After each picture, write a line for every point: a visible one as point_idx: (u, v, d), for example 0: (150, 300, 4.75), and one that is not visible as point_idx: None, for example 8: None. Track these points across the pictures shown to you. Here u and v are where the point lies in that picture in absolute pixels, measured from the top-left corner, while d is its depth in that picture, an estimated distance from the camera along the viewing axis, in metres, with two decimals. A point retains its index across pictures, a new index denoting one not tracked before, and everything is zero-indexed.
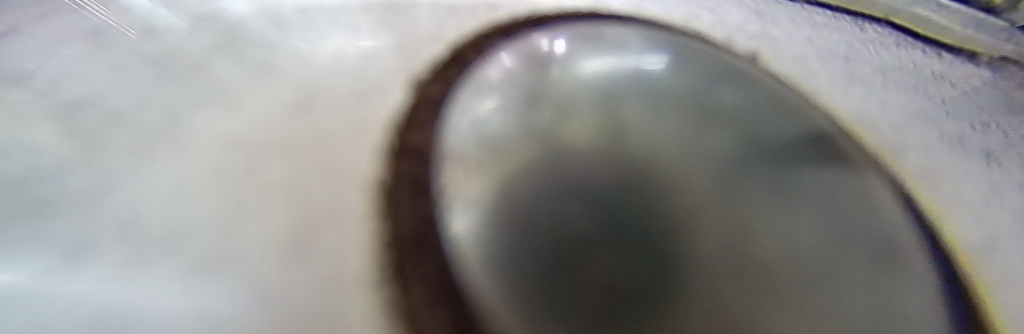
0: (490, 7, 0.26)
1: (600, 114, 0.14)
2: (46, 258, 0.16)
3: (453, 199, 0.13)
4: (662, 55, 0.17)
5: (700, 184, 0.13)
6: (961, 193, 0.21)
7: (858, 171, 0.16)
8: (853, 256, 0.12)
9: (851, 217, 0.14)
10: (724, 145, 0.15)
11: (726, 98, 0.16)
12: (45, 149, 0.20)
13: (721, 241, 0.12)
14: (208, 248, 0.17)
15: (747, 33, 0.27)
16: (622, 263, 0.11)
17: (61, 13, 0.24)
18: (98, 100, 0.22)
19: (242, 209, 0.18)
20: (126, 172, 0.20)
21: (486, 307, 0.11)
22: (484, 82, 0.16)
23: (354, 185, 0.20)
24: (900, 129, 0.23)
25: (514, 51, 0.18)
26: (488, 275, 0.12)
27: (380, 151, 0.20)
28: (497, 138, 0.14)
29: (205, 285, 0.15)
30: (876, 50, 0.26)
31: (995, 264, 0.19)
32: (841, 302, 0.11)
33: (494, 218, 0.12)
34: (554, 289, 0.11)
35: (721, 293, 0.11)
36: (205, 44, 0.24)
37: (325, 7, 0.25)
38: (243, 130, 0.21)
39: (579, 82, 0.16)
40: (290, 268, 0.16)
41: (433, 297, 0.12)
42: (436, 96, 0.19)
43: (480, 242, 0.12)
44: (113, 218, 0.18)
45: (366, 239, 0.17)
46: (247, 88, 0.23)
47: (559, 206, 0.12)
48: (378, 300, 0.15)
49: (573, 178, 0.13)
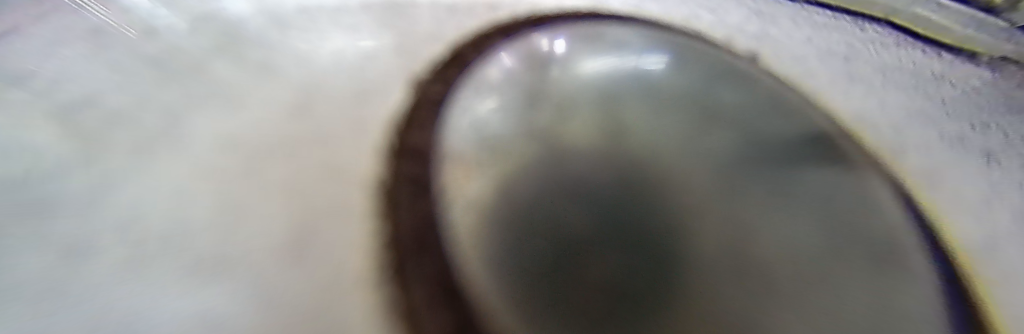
0: (490, 7, 0.26)
1: (601, 114, 0.14)
2: (44, 259, 0.16)
3: (453, 199, 0.13)
4: (662, 54, 0.17)
5: (700, 184, 0.13)
6: (962, 193, 0.21)
7: (859, 171, 0.16)
8: (853, 255, 0.12)
9: (852, 217, 0.14)
10: (724, 146, 0.15)
11: (725, 98, 0.16)
12: (45, 149, 0.20)
13: (721, 241, 0.12)
14: (208, 249, 0.16)
15: (747, 33, 0.27)
16: (620, 264, 0.11)
17: (61, 13, 0.24)
18: (98, 100, 0.22)
19: (242, 209, 0.18)
20: (126, 172, 0.20)
21: (486, 307, 0.11)
22: (484, 82, 0.16)
23: (354, 185, 0.19)
24: (900, 128, 0.23)
25: (514, 51, 0.18)
26: (488, 275, 0.11)
27: (380, 151, 0.20)
28: (498, 138, 0.14)
29: (207, 285, 0.15)
30: (876, 50, 0.26)
31: (995, 264, 0.19)
32: (844, 302, 0.11)
33: (495, 219, 0.12)
34: (554, 289, 0.11)
35: (720, 293, 0.11)
36: (204, 43, 0.24)
37: (324, 7, 0.25)
38: (243, 130, 0.21)
39: (579, 82, 0.16)
40: (291, 268, 0.16)
41: (433, 297, 0.12)
42: (436, 96, 0.19)
43: (481, 241, 0.12)
44: (113, 218, 0.18)
45: (365, 239, 0.17)
46: (247, 88, 0.22)
47: (559, 207, 0.12)
48: (378, 300, 0.15)
49: (572, 178, 0.13)
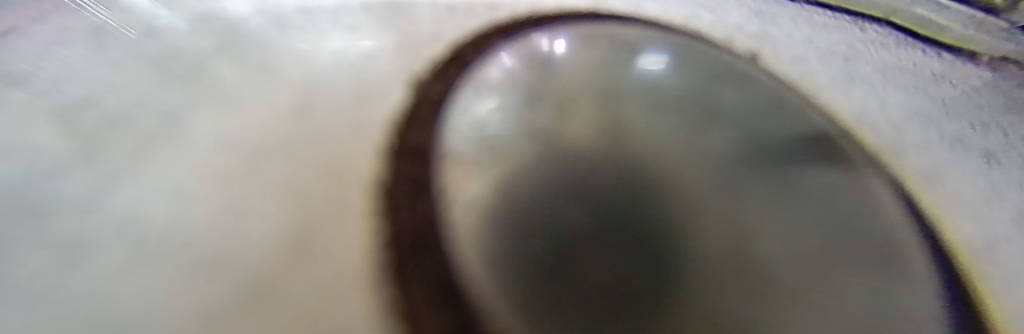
0: (490, 7, 0.26)
1: (601, 114, 0.15)
2: (48, 259, 0.16)
3: (454, 200, 0.13)
4: (662, 54, 0.17)
5: (697, 184, 0.13)
6: (964, 192, 0.21)
7: (858, 172, 0.16)
8: (852, 255, 0.12)
9: (852, 218, 0.14)
10: (724, 144, 0.15)
11: (725, 97, 0.16)
12: (47, 149, 0.20)
13: (722, 240, 0.12)
14: (208, 247, 0.16)
15: (746, 32, 0.27)
16: (622, 263, 0.11)
17: (61, 13, 0.24)
18: (98, 100, 0.22)
19: (241, 210, 0.18)
20: (124, 172, 0.19)
21: (485, 307, 0.11)
22: (484, 83, 0.16)
23: (354, 185, 0.19)
24: (900, 128, 0.23)
25: (514, 50, 0.17)
26: (489, 275, 0.11)
27: (379, 151, 0.20)
28: (498, 139, 0.14)
29: (210, 283, 0.15)
30: (876, 50, 0.26)
31: (998, 263, 0.18)
32: (845, 303, 0.11)
33: (495, 218, 0.12)
34: (555, 290, 0.11)
35: (722, 294, 0.11)
36: (205, 44, 0.24)
37: (325, 8, 0.26)
38: (244, 130, 0.21)
39: (578, 83, 0.16)
40: (291, 267, 0.16)
41: (433, 299, 0.12)
42: (436, 96, 0.19)
43: (481, 241, 0.12)
44: (111, 218, 0.18)
45: (364, 239, 0.17)
46: (246, 87, 0.23)
47: (559, 205, 0.12)
48: (378, 300, 0.15)
49: (572, 176, 0.13)
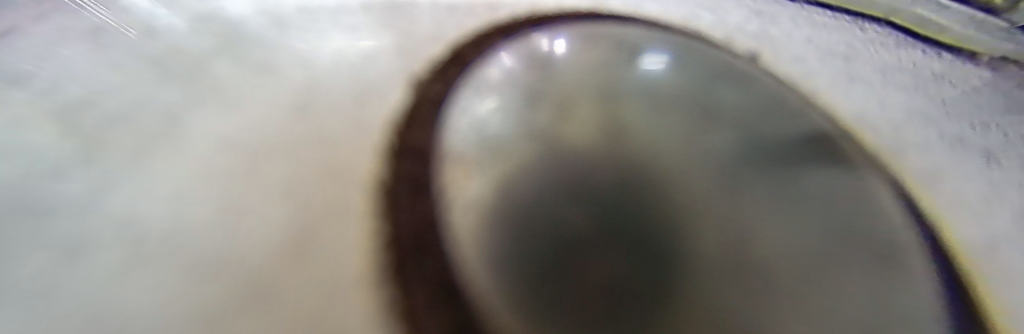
0: (490, 7, 0.26)
1: (600, 115, 0.15)
2: (47, 259, 0.16)
3: (454, 200, 0.13)
4: (662, 54, 0.17)
5: (697, 184, 0.13)
6: (964, 191, 0.21)
7: (859, 172, 0.16)
8: (853, 256, 0.12)
9: (853, 218, 0.14)
10: (724, 144, 0.15)
11: (726, 98, 0.16)
12: (47, 149, 0.20)
13: (722, 241, 0.12)
14: (208, 247, 0.16)
15: (746, 32, 0.27)
16: (622, 263, 0.11)
17: (61, 13, 0.24)
18: (99, 100, 0.22)
19: (242, 209, 0.18)
20: (123, 173, 0.19)
21: (484, 307, 0.11)
22: (484, 83, 0.16)
23: (354, 185, 0.19)
24: (901, 128, 0.23)
25: (514, 50, 0.17)
26: (489, 275, 0.11)
27: (379, 151, 0.20)
28: (498, 138, 0.14)
29: (209, 283, 0.15)
30: (876, 50, 0.26)
31: (998, 263, 0.19)
32: (843, 304, 0.11)
33: (495, 218, 0.12)
34: (556, 290, 0.11)
35: (723, 294, 0.11)
36: (205, 44, 0.24)
37: (325, 8, 0.26)
38: (244, 130, 0.21)
39: (578, 82, 0.16)
40: (291, 267, 0.16)
41: (433, 300, 0.12)
42: (436, 96, 0.19)
43: (481, 243, 0.12)
44: (110, 218, 0.18)
45: (365, 239, 0.17)
46: (246, 87, 0.23)
47: (558, 206, 0.12)
48: (378, 300, 0.15)
49: (573, 177, 0.13)
